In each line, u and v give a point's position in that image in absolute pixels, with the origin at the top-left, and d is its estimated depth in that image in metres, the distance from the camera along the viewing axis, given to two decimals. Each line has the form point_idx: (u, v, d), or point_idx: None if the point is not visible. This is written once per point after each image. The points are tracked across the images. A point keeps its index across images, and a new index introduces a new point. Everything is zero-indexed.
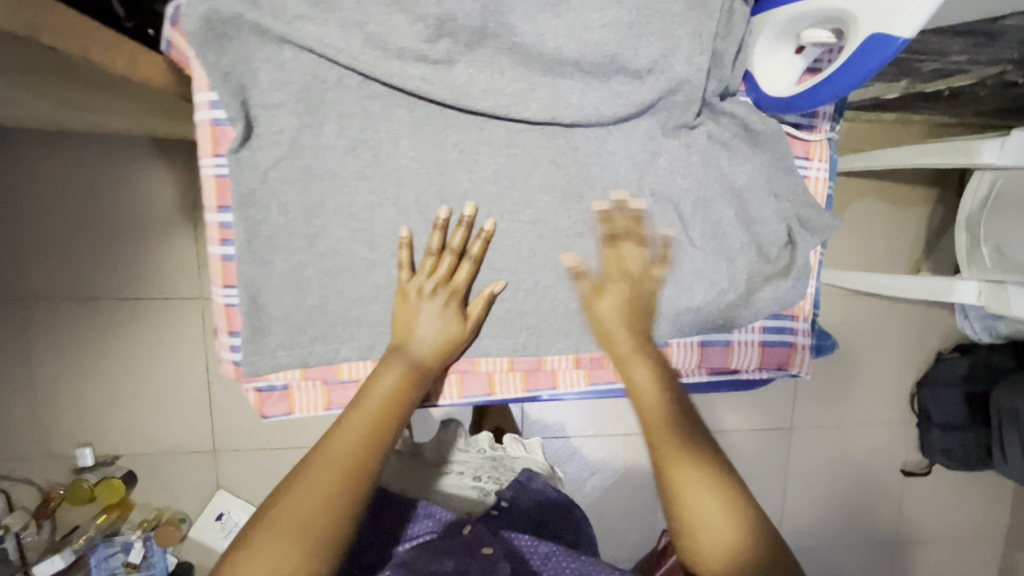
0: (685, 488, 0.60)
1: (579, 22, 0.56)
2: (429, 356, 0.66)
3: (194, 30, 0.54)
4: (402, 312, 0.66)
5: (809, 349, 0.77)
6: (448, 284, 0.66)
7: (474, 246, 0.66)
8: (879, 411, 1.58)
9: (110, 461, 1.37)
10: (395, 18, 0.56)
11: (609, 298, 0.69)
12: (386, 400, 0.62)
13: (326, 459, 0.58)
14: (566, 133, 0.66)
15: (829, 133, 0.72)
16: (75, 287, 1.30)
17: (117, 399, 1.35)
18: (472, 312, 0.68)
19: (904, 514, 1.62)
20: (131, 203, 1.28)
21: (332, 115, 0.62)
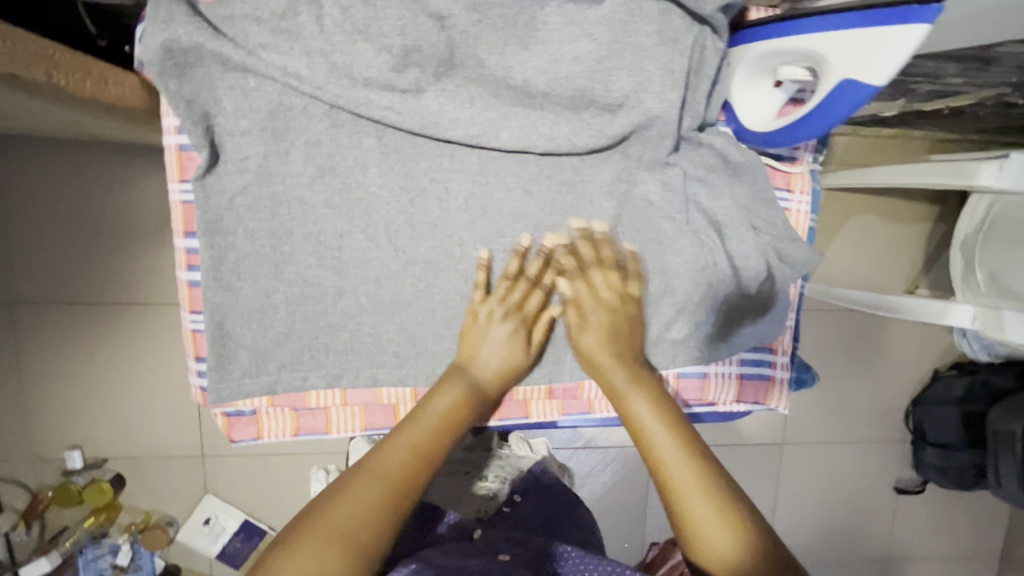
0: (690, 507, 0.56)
1: (548, 54, 0.55)
2: (490, 380, 0.66)
3: (153, 58, 0.53)
4: (469, 335, 0.66)
5: (787, 383, 0.76)
6: (518, 311, 0.66)
7: (547, 277, 0.67)
8: (873, 429, 1.56)
9: (99, 464, 1.37)
10: (361, 48, 0.55)
11: (592, 330, 0.65)
12: (444, 417, 0.61)
13: (378, 467, 0.55)
14: (539, 161, 0.65)
15: (812, 164, 0.70)
16: (64, 290, 1.30)
17: (104, 403, 1.35)
18: (535, 337, 0.67)
19: (897, 533, 1.60)
20: (120, 209, 1.28)
21: (299, 142, 0.60)
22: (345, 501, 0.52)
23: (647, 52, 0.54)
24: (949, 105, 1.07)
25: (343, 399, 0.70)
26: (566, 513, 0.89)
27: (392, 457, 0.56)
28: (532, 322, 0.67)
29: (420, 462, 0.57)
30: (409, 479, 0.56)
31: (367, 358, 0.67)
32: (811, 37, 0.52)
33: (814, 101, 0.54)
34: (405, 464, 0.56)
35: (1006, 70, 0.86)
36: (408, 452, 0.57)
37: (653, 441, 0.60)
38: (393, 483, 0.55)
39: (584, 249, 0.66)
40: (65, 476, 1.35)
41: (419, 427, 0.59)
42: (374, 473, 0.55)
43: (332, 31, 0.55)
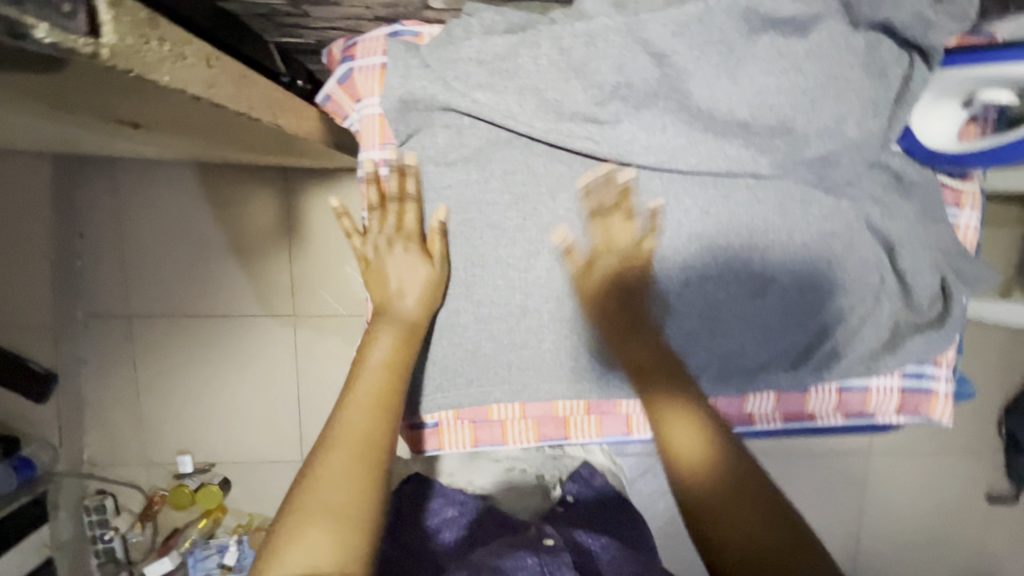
0: (671, 429, 0.60)
1: (756, 86, 0.56)
2: (412, 308, 0.64)
3: (390, 104, 0.60)
4: (373, 275, 0.66)
5: (950, 397, 0.76)
6: (401, 232, 0.65)
7: (409, 185, 0.64)
8: (968, 438, 1.52)
9: (207, 469, 1.43)
10: (573, 84, 0.58)
11: (596, 273, 0.67)
12: (385, 365, 0.60)
13: (345, 437, 0.54)
14: (717, 182, 0.67)
15: (983, 181, 0.70)
16: (178, 303, 1.37)
17: (216, 409, 1.42)
18: (433, 251, 0.66)
19: (992, 543, 1.57)
20: (234, 226, 1.35)
21: (497, 172, 0.64)
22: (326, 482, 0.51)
23: (850, 82, 0.56)
24: None
25: (522, 412, 0.74)
26: (621, 511, 0.85)
27: (355, 425, 0.55)
28: (423, 236, 0.66)
29: (381, 416, 0.57)
30: (379, 439, 0.55)
31: (546, 373, 0.71)
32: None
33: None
34: (372, 423, 0.56)
35: None
36: (369, 414, 0.56)
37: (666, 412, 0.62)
38: (370, 443, 0.55)
39: (608, 195, 0.66)
40: (178, 479, 1.42)
41: (366, 388, 0.58)
42: (343, 441, 0.54)
43: (547, 69, 0.58)
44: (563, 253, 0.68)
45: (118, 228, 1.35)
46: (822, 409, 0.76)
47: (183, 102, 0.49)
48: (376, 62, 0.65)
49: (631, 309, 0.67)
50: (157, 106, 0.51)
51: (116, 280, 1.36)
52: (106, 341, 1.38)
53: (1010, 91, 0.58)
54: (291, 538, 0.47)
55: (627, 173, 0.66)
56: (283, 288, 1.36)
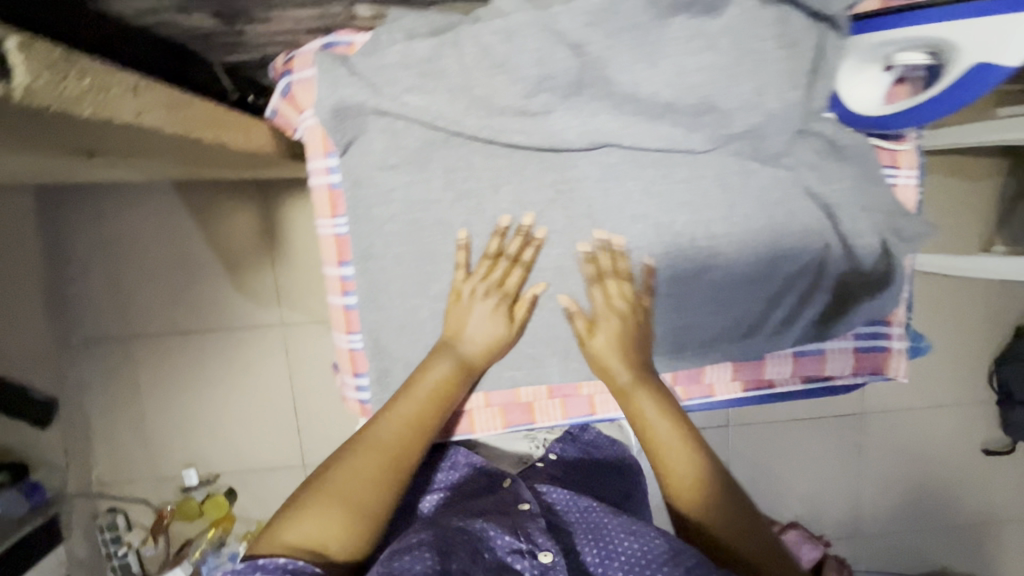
0: (663, 446, 0.67)
1: (675, 67, 0.58)
2: (478, 354, 0.69)
3: (323, 114, 0.61)
4: (454, 312, 0.69)
5: (904, 353, 0.78)
6: (500, 288, 0.69)
7: (527, 253, 0.69)
8: (959, 393, 1.54)
9: (212, 480, 1.47)
10: (500, 80, 0.60)
11: (602, 334, 0.70)
12: (433, 392, 0.67)
13: (375, 442, 0.63)
14: (655, 163, 0.69)
15: (917, 140, 0.72)
16: (169, 321, 1.40)
17: (217, 421, 1.45)
18: (517, 315, 0.70)
19: (989, 495, 1.59)
20: (217, 243, 1.38)
21: (439, 171, 0.66)
22: (341, 482, 0.61)
23: (768, 55, 0.57)
24: None
25: (486, 400, 0.76)
26: (603, 474, 0.90)
27: (388, 431, 0.64)
28: (516, 296, 0.70)
29: (413, 433, 0.65)
30: (405, 452, 0.64)
31: (507, 361, 0.73)
32: (939, 26, 0.55)
33: (943, 86, 0.59)
34: (399, 436, 0.64)
35: None
36: (402, 430, 0.64)
37: (642, 408, 0.69)
38: (394, 457, 0.63)
39: (604, 259, 0.71)
40: (185, 492, 1.45)
41: (407, 407, 0.66)
42: (372, 446, 0.63)
43: (472, 68, 0.59)
44: (568, 314, 0.72)
45: (107, 252, 1.38)
46: (781, 375, 0.78)
47: (117, 129, 0.51)
48: (310, 74, 0.67)
49: (647, 362, 0.71)
50: (96, 134, 0.54)
51: (110, 303, 1.39)
52: (104, 364, 1.42)
53: (921, 53, 0.60)
54: (303, 513, 0.58)
55: (620, 239, 0.71)
56: (270, 299, 1.39)
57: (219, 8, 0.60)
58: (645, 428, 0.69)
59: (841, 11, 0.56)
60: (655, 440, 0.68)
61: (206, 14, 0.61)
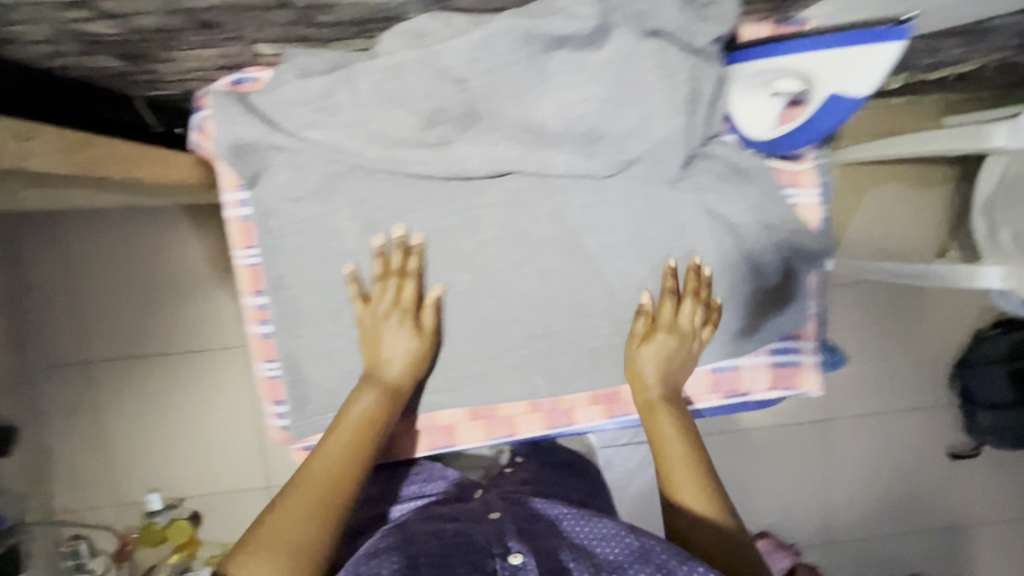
0: (675, 464, 0.64)
1: (561, 98, 0.60)
2: (400, 376, 0.69)
3: (223, 149, 0.62)
4: (365, 338, 0.69)
5: (817, 367, 0.80)
6: (401, 305, 0.69)
7: (411, 262, 0.70)
8: (924, 397, 1.54)
9: (177, 503, 1.37)
10: (394, 113, 0.61)
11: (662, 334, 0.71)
12: (364, 424, 0.65)
13: (312, 483, 0.59)
14: (561, 189, 0.71)
15: (817, 160, 0.74)
16: (114, 347, 1.34)
17: (172, 448, 1.36)
18: (423, 321, 0.70)
19: (961, 500, 1.56)
20: (169, 267, 1.35)
21: (346, 200, 0.68)
22: (285, 522, 0.55)
23: (649, 85, 0.59)
24: (957, 70, 1.11)
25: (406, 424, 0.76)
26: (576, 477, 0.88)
27: (325, 467, 0.60)
28: (416, 312, 0.70)
29: (349, 463, 0.61)
30: (345, 484, 0.60)
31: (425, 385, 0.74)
32: (797, 56, 0.60)
33: (809, 110, 0.65)
34: (343, 470, 0.60)
35: (1004, 37, 0.90)
36: (341, 467, 0.61)
37: (658, 416, 0.69)
38: (334, 490, 0.59)
39: (690, 281, 0.71)
40: (149, 516, 1.35)
41: (339, 442, 0.63)
42: (311, 482, 0.59)
43: (366, 102, 0.61)
44: (637, 308, 0.73)
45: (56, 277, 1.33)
46: (699, 391, 0.79)
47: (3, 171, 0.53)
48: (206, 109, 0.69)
49: (676, 381, 0.72)
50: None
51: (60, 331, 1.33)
52: (51, 393, 1.35)
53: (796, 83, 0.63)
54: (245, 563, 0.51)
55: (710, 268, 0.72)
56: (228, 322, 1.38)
57: (122, 51, 0.62)
58: (663, 446, 0.67)
59: (711, 44, 0.58)
60: (667, 460, 0.65)
61: (110, 56, 0.63)
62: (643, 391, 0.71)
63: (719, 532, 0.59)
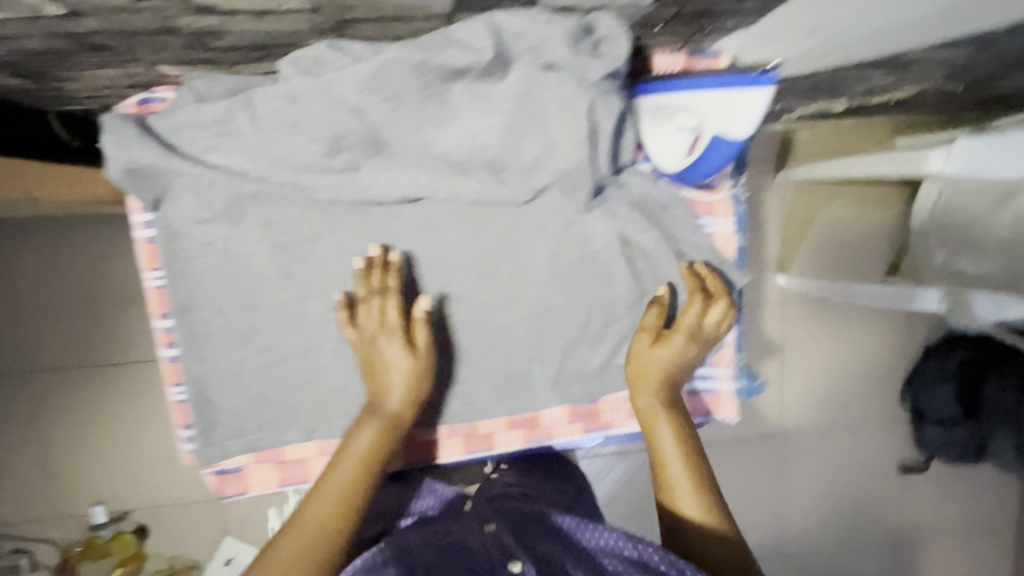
0: (673, 490, 0.65)
1: (464, 128, 0.60)
2: (401, 404, 0.67)
3: (118, 173, 0.61)
4: (366, 363, 0.68)
5: (735, 393, 0.79)
6: (385, 326, 0.67)
7: (390, 280, 0.68)
8: (874, 412, 1.57)
9: (123, 516, 1.27)
10: (296, 139, 0.61)
11: (665, 348, 0.70)
12: (364, 460, 0.65)
13: (308, 523, 0.60)
14: (476, 215, 0.70)
15: (730, 191, 0.76)
16: (21, 364, 1.22)
17: (106, 463, 1.26)
18: (417, 340, 0.67)
19: (910, 512, 1.59)
20: (79, 274, 1.21)
21: (254, 224, 0.67)
22: (285, 560, 0.58)
23: (552, 116, 0.59)
24: (894, 96, 1.14)
25: (320, 449, 0.76)
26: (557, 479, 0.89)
27: (320, 511, 0.61)
28: (405, 327, 0.67)
29: (345, 504, 0.62)
30: (342, 526, 0.61)
31: (339, 410, 0.73)
32: (676, 95, 0.63)
33: (696, 150, 0.67)
34: (340, 508, 0.62)
35: (928, 67, 0.92)
36: (336, 509, 0.62)
37: (661, 443, 0.68)
38: (330, 533, 0.60)
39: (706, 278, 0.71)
40: (92, 531, 1.26)
41: (339, 478, 0.63)
42: (308, 526, 0.60)
43: (267, 128, 0.60)
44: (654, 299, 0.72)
45: None
46: (616, 417, 0.80)
47: None
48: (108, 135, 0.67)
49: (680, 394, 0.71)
50: None
51: None
52: None
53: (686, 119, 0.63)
54: None
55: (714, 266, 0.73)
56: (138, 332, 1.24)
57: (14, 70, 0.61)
58: (659, 464, 0.67)
59: (598, 81, 0.58)
60: (665, 484, 0.66)
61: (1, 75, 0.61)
62: (640, 397, 0.70)
63: (710, 549, 0.62)
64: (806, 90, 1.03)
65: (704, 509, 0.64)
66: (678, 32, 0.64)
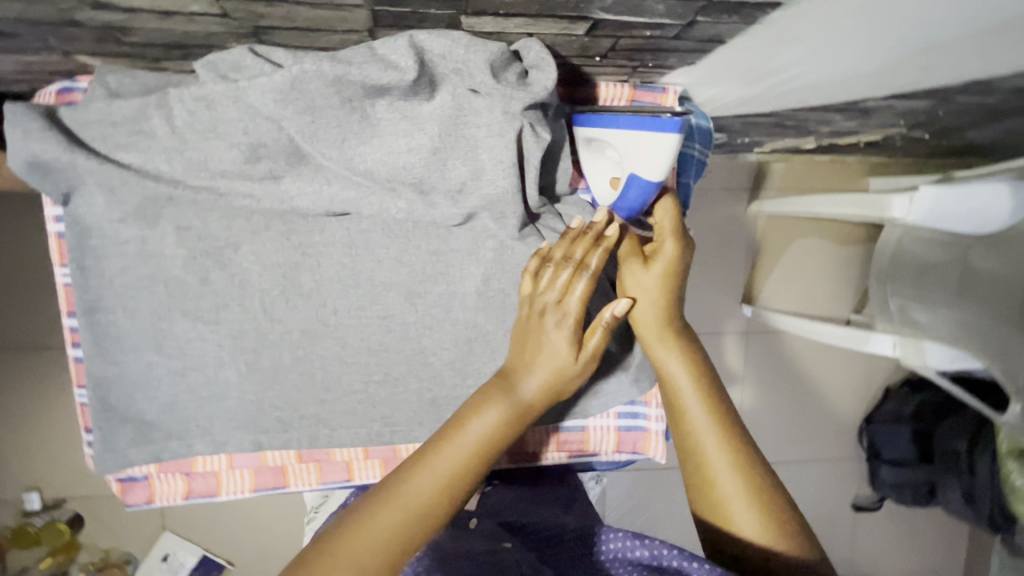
0: (715, 464, 0.58)
1: (387, 146, 0.58)
2: (538, 395, 0.58)
3: (22, 168, 0.58)
4: (523, 336, 0.61)
5: (664, 435, 0.79)
6: (560, 304, 0.60)
7: (594, 258, 0.61)
8: (832, 449, 1.56)
9: (59, 504, 1.24)
10: (212, 144, 0.59)
11: (657, 269, 0.65)
12: (479, 446, 0.54)
13: (406, 501, 0.51)
14: (407, 233, 0.68)
15: None
16: None
17: (31, 452, 1.21)
18: (589, 344, 0.60)
19: (860, 551, 1.58)
20: None
21: (169, 227, 0.64)
22: (369, 539, 0.49)
23: (479, 142, 0.58)
24: (862, 138, 1.15)
25: (230, 463, 0.73)
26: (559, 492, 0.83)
27: (419, 489, 0.51)
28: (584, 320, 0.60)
29: (446, 490, 0.52)
30: (433, 515, 0.51)
31: (250, 424, 0.70)
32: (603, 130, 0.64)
33: (618, 188, 0.65)
34: (438, 496, 0.52)
35: (888, 115, 0.92)
36: (438, 489, 0.52)
37: (682, 394, 0.62)
38: (422, 517, 0.51)
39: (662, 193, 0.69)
40: (26, 517, 1.22)
41: (448, 459, 0.53)
42: (394, 498, 0.51)
43: (184, 130, 0.58)
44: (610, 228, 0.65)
45: None
46: (543, 449, 0.78)
47: None
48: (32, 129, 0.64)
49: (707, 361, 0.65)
50: None
51: None
52: None
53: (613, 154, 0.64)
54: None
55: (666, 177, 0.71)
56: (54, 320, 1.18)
57: None
58: (682, 420, 0.61)
59: (525, 110, 0.57)
60: (703, 453, 0.59)
61: None
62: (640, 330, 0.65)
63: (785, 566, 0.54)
64: (770, 126, 1.02)
65: (751, 488, 0.57)
66: (620, 64, 0.63)
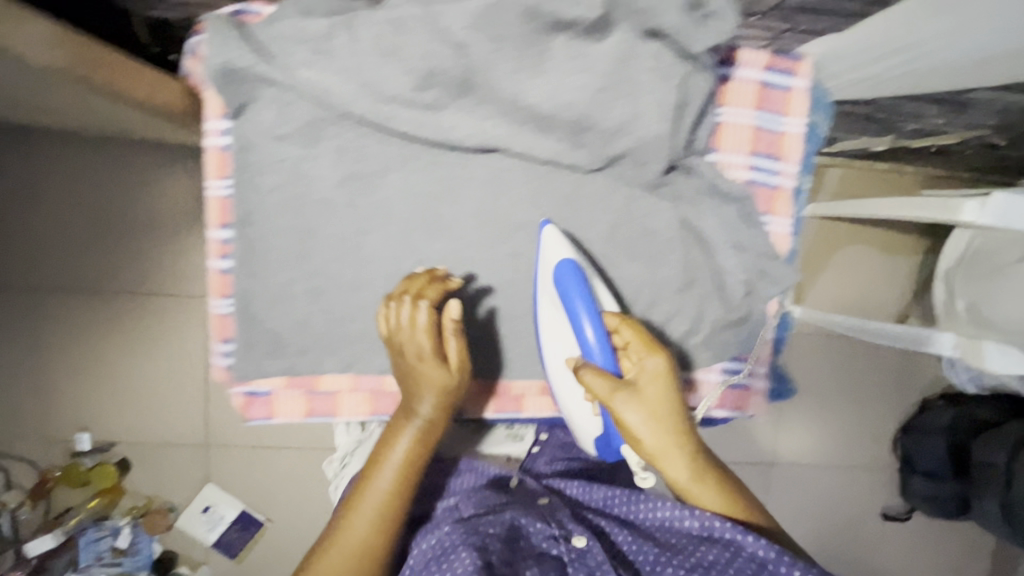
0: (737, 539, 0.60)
1: (557, 81, 0.62)
2: (432, 413, 0.64)
3: (212, 76, 0.62)
4: (405, 385, 0.65)
5: (763, 393, 0.83)
6: (415, 333, 0.64)
7: (430, 290, 0.66)
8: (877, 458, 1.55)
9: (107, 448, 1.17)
10: (389, 67, 0.62)
11: (650, 390, 0.59)
12: (403, 470, 0.61)
13: (345, 544, 0.58)
14: (547, 176, 0.71)
15: (793, 191, 0.78)
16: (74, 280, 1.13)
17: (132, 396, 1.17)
18: (450, 352, 0.65)
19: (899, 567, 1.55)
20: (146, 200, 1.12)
21: (329, 148, 0.68)
22: None
23: (642, 85, 0.62)
24: (939, 142, 1.18)
25: (353, 384, 0.75)
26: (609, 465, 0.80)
27: (359, 533, 0.58)
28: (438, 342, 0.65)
29: (383, 521, 0.59)
30: (377, 548, 0.59)
31: (377, 348, 0.73)
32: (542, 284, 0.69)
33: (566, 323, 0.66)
34: (375, 532, 0.59)
35: (984, 112, 0.95)
36: (374, 525, 0.59)
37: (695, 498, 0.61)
38: (369, 556, 0.58)
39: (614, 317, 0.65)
40: (74, 458, 1.15)
41: (373, 495, 0.60)
42: (342, 548, 0.58)
43: (365, 51, 0.61)
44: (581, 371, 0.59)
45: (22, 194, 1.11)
46: None
47: None
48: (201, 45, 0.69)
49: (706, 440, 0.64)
50: None
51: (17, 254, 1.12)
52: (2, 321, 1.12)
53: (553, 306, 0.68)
54: None
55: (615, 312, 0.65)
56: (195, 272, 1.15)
57: None
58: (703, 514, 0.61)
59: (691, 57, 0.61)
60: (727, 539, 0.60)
61: None
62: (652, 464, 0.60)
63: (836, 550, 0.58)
64: (861, 119, 1.05)
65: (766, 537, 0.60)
66: (771, 25, 0.67)
